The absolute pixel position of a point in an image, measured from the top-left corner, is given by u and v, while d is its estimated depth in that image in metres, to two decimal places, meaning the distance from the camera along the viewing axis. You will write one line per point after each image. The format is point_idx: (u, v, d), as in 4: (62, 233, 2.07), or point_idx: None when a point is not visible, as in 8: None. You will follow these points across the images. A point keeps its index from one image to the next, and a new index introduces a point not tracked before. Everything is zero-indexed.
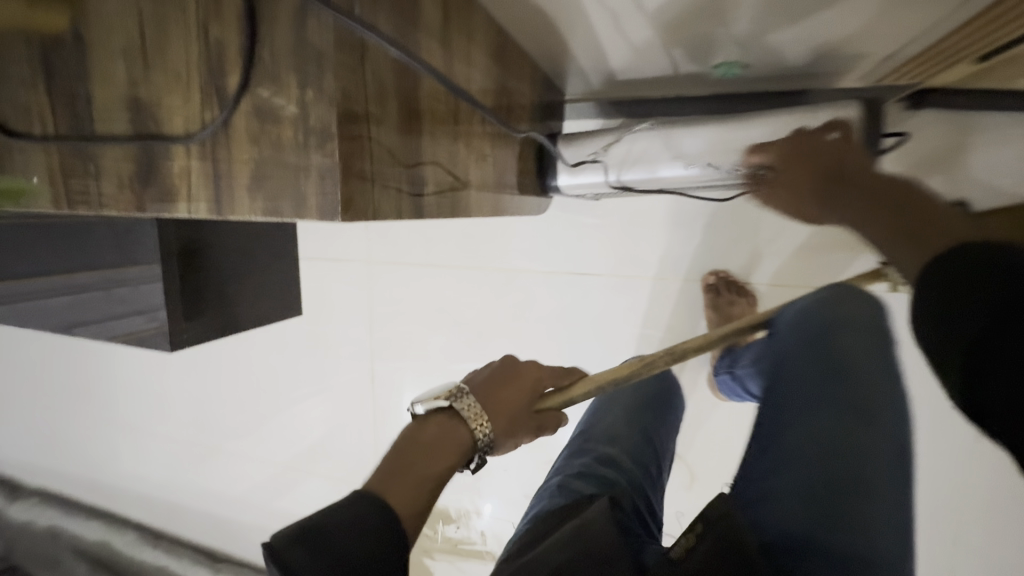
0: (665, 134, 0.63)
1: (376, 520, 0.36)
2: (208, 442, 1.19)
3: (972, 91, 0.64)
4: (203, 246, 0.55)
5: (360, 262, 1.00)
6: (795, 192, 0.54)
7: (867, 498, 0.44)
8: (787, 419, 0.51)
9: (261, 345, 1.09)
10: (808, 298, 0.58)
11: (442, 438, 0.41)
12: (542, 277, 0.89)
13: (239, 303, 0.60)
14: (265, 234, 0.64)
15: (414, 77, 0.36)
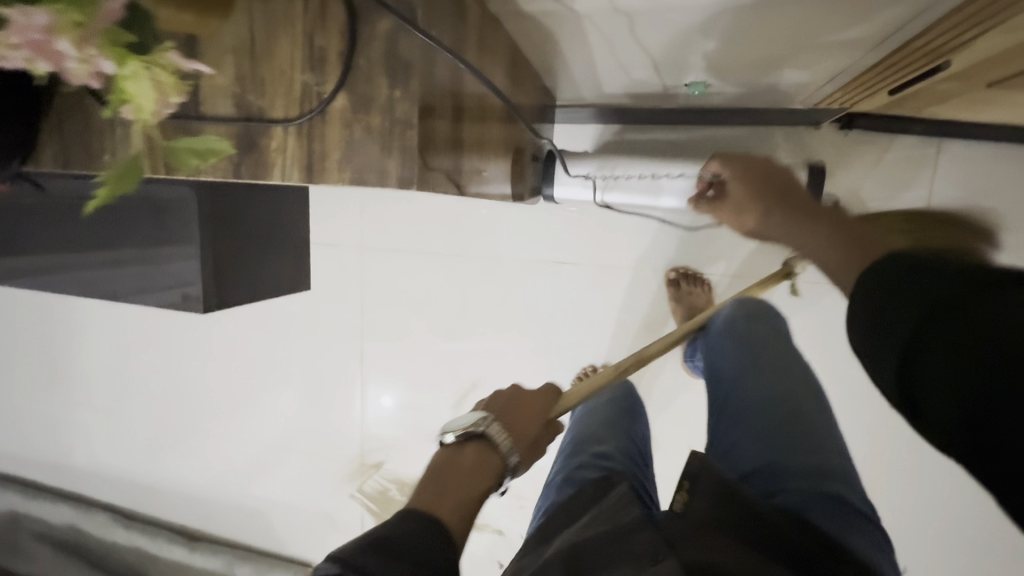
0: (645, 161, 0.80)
1: (433, 528, 0.45)
2: (225, 405, 1.28)
3: (891, 119, 0.81)
4: (223, 216, 0.62)
5: (353, 249, 1.12)
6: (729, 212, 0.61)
7: (815, 452, 0.59)
8: (733, 402, 0.66)
9: (281, 313, 1.19)
10: (734, 309, 0.76)
11: (478, 462, 0.49)
12: (524, 265, 1.03)
13: (239, 275, 0.67)
14: (278, 208, 0.74)
15: (462, 79, 0.49)
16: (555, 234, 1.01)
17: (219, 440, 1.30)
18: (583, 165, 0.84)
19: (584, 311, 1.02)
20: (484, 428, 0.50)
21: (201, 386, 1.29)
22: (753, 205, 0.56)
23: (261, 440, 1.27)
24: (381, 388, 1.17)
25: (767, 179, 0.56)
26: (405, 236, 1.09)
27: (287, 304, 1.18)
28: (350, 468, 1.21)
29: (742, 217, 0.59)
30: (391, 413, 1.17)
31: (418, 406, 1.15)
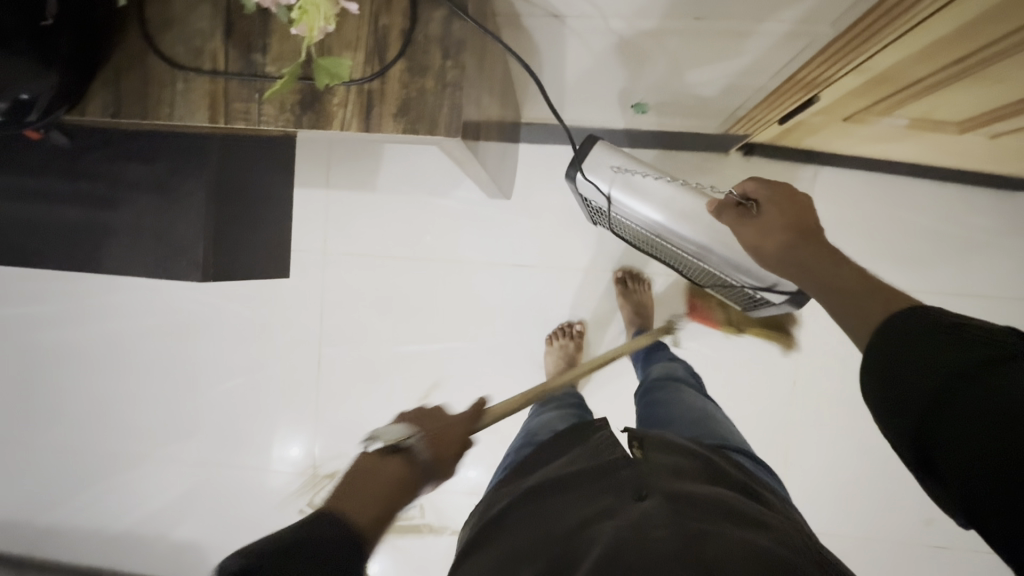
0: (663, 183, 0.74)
1: (341, 525, 0.43)
2: (164, 422, 1.20)
3: (783, 147, 1.01)
4: (234, 188, 0.66)
5: (316, 253, 1.15)
6: (746, 233, 0.59)
7: (731, 445, 0.70)
8: (666, 414, 0.79)
9: (235, 320, 1.17)
10: (666, 360, 0.92)
11: (397, 471, 0.50)
12: (486, 267, 1.12)
13: (238, 249, 0.71)
14: (276, 190, 0.78)
15: (486, 69, 0.58)
16: (517, 240, 1.11)
17: (149, 462, 1.20)
18: (609, 155, 0.75)
19: (542, 310, 1.12)
20: (410, 441, 0.52)
21: (136, 402, 1.20)
22: (776, 240, 0.55)
23: (201, 458, 1.19)
24: (340, 393, 1.16)
25: (796, 218, 0.55)
26: (372, 241, 1.14)
27: (243, 309, 1.17)
28: (300, 480, 1.17)
29: (757, 246, 0.57)
30: (349, 419, 1.16)
31: (377, 410, 1.15)
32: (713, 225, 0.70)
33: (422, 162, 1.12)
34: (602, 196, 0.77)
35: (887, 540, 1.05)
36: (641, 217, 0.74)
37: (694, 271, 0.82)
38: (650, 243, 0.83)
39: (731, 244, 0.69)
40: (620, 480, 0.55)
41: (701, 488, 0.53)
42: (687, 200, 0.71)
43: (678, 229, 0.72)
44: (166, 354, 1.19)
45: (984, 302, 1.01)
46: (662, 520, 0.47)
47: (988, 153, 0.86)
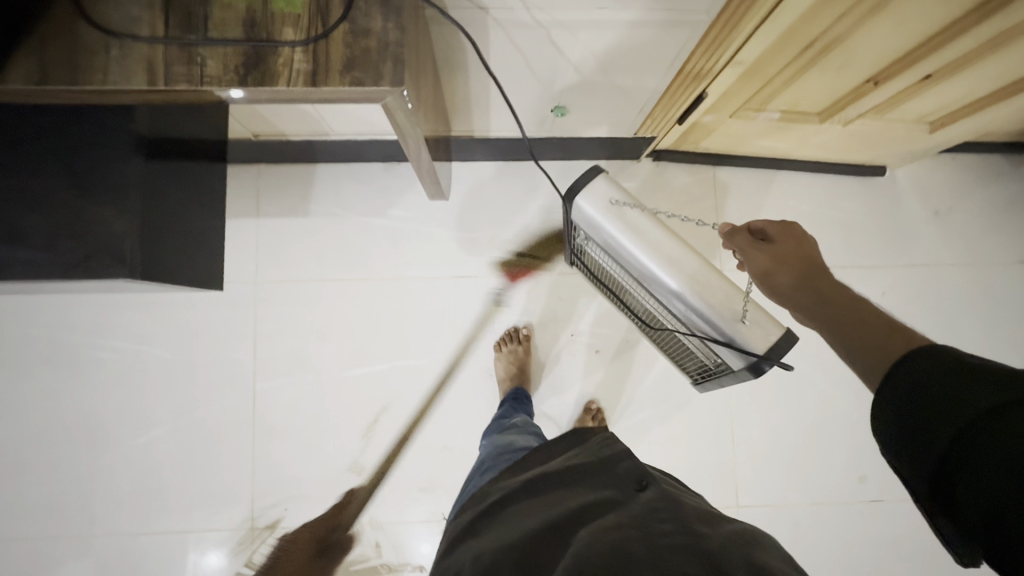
0: (660, 228, 0.74)
1: None
2: (65, 493, 1.04)
3: (682, 151, 1.16)
4: (156, 187, 0.67)
5: (247, 283, 1.10)
6: (760, 260, 0.67)
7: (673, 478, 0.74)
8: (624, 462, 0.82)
9: (154, 364, 1.07)
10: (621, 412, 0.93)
11: None
12: (427, 282, 1.13)
13: (167, 254, 0.72)
14: (207, 203, 0.84)
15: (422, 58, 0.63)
16: (457, 254, 1.14)
17: (46, 546, 1.03)
18: (610, 188, 0.76)
19: (487, 318, 1.13)
20: None
21: (28, 475, 1.04)
22: (789, 273, 0.64)
23: (112, 530, 1.04)
24: (278, 431, 1.08)
25: (804, 256, 0.65)
26: (307, 266, 1.12)
27: (164, 352, 1.08)
28: (236, 537, 1.05)
29: (770, 273, 0.65)
30: (289, 458, 1.07)
31: (323, 443, 1.08)
32: (694, 277, 0.70)
33: (355, 185, 1.13)
34: (590, 225, 0.78)
35: (831, 500, 1.12)
36: (622, 249, 0.74)
37: (657, 322, 0.84)
38: (626, 282, 0.84)
39: (704, 297, 0.69)
40: (621, 477, 0.67)
41: (690, 495, 0.68)
42: (668, 245, 0.72)
43: (656, 269, 0.72)
44: (69, 413, 1.06)
45: (865, 271, 1.17)
46: (660, 511, 0.60)
47: (841, 141, 1.04)
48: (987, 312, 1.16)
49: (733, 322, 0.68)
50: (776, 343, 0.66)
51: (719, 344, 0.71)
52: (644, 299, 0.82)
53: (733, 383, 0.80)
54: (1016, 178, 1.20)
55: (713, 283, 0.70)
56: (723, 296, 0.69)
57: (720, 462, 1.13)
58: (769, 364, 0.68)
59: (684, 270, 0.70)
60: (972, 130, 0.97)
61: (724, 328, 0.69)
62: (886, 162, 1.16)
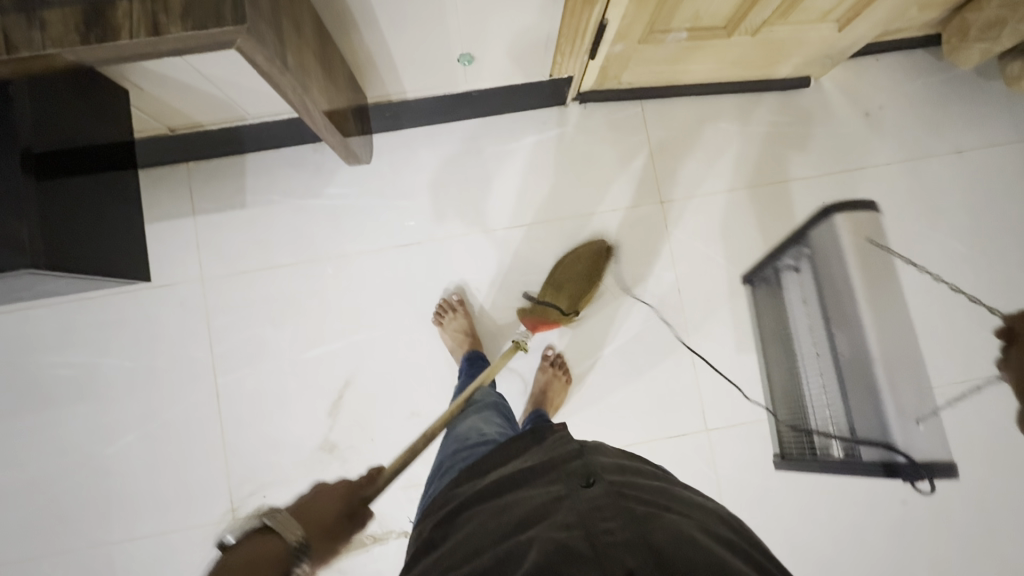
0: (874, 286, 1.01)
1: None
2: (42, 515, 1.05)
3: (605, 90, 1.16)
4: (55, 179, 0.69)
5: (193, 281, 1.11)
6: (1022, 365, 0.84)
7: (638, 462, 0.69)
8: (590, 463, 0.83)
9: (113, 373, 1.08)
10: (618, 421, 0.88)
11: (255, 554, 0.52)
12: (373, 255, 1.14)
13: (76, 246, 0.73)
14: (114, 198, 0.85)
15: (298, 9, 0.65)
16: (397, 223, 1.14)
17: (36, 563, 1.04)
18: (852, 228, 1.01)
19: (436, 280, 1.14)
20: (265, 517, 0.55)
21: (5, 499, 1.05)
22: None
23: (99, 541, 1.05)
24: (245, 423, 1.09)
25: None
26: (250, 256, 1.12)
27: (121, 359, 1.09)
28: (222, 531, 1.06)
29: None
30: (262, 448, 1.08)
31: (291, 427, 1.09)
32: (893, 351, 0.98)
33: (286, 170, 1.13)
34: (824, 250, 1.01)
35: None
36: (851, 297, 0.97)
37: (801, 376, 1.06)
38: (806, 333, 1.03)
39: (893, 373, 0.97)
40: (571, 470, 0.62)
41: (641, 480, 0.62)
42: (894, 306, 1.03)
43: (867, 327, 0.96)
44: (35, 433, 1.07)
45: (804, 184, 1.18)
46: (606, 506, 0.54)
47: (757, 56, 1.05)
48: (930, 207, 1.17)
49: (907, 416, 0.98)
50: (936, 464, 0.97)
51: (878, 433, 0.95)
52: (808, 356, 1.03)
53: (832, 468, 1.02)
54: (942, 69, 1.21)
55: (902, 370, 0.99)
56: (904, 390, 1.00)
57: (687, 390, 1.14)
58: (904, 466, 0.95)
59: (884, 343, 0.96)
60: (877, 24, 0.98)
61: (892, 425, 0.95)
62: (809, 72, 1.17)
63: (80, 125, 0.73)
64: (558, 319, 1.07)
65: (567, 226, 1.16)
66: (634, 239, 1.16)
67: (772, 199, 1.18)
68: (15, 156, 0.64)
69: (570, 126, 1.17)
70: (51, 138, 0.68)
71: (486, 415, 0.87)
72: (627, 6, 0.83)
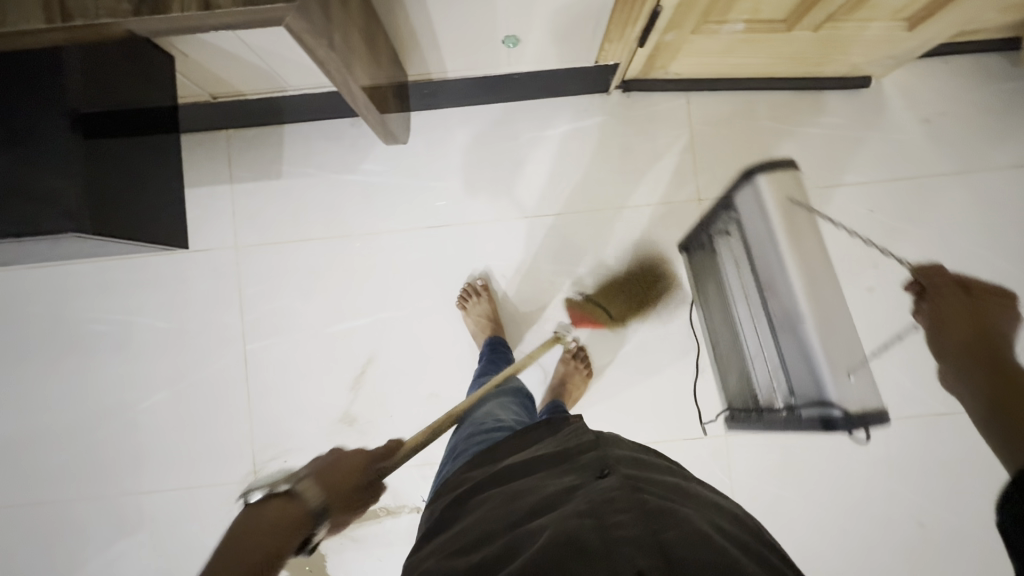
0: (800, 233, 0.86)
1: None
2: (79, 461, 1.11)
3: (651, 80, 1.12)
4: (104, 145, 0.71)
5: (227, 248, 1.13)
6: (943, 307, 0.76)
7: (656, 458, 0.69)
8: None
9: (148, 332, 1.12)
10: None
11: (276, 520, 0.52)
12: (403, 234, 1.14)
13: (119, 211, 0.75)
14: (157, 164, 0.87)
15: None
16: (428, 204, 1.14)
17: (71, 505, 1.10)
18: (792, 184, 0.94)
19: (463, 264, 1.14)
20: (283, 488, 0.55)
21: (46, 442, 1.11)
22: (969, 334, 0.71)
23: (129, 490, 1.10)
24: (270, 389, 1.11)
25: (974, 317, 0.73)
26: (282, 226, 1.13)
27: (156, 318, 1.12)
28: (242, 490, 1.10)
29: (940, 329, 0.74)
30: (283, 415, 1.11)
31: (314, 397, 1.11)
32: (814, 298, 0.82)
33: (321, 143, 1.13)
34: (755, 208, 0.91)
35: None
36: (780, 262, 0.84)
37: (740, 325, 0.95)
38: (734, 280, 0.95)
39: (825, 342, 0.81)
40: (586, 464, 0.62)
41: (657, 476, 0.61)
42: (830, 269, 0.85)
43: (795, 278, 0.82)
44: (75, 384, 1.12)
45: (853, 190, 1.13)
46: (619, 499, 0.54)
47: (816, 52, 0.99)
48: (985, 224, 1.11)
49: (841, 374, 0.82)
50: (869, 414, 0.82)
51: (814, 389, 0.81)
52: (738, 302, 0.94)
53: (778, 427, 0.94)
54: (1015, 77, 1.13)
55: (841, 330, 0.84)
56: (843, 352, 0.83)
57: (709, 393, 1.12)
58: (842, 424, 0.81)
59: (810, 283, 0.83)
60: (953, 24, 0.92)
61: (828, 378, 0.80)
62: (870, 72, 1.11)
63: (126, 88, 0.74)
64: (604, 321, 1.13)
65: (600, 218, 1.14)
66: (666, 235, 1.14)
67: (817, 204, 1.13)
68: (64, 118, 0.65)
69: (612, 115, 1.14)
70: (97, 99, 0.69)
71: (505, 403, 0.87)
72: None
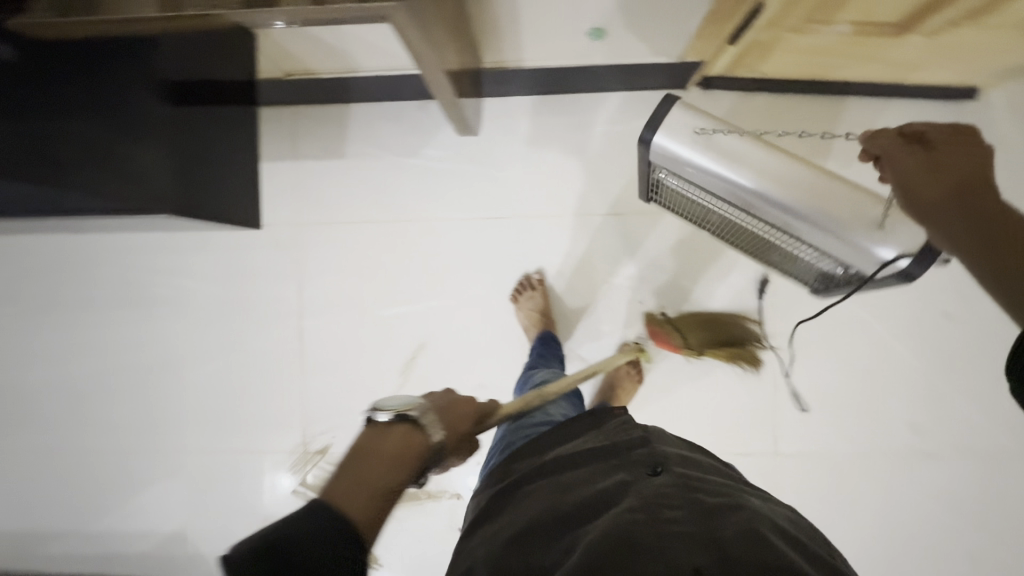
0: (712, 163, 0.70)
1: None
2: (142, 417, 1.17)
3: (734, 78, 1.05)
4: None
5: (289, 224, 1.14)
6: (908, 166, 0.53)
7: (704, 457, 0.67)
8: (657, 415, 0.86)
9: (211, 300, 1.16)
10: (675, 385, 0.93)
11: (401, 446, 0.53)
12: (462, 222, 1.12)
13: None
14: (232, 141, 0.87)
15: None
16: (490, 194, 1.12)
17: (135, 459, 1.16)
18: (689, 117, 0.71)
19: (520, 256, 1.12)
20: (413, 413, 0.55)
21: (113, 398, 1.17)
22: (943, 185, 0.50)
23: (188, 450, 1.16)
24: (323, 365, 1.14)
25: (959, 169, 0.50)
26: (343, 206, 1.13)
27: (218, 287, 1.15)
28: (293, 460, 1.14)
29: (915, 187, 0.52)
30: (334, 392, 1.14)
31: (366, 376, 1.13)
32: (800, 185, 0.67)
33: (385, 124, 1.12)
34: (673, 160, 0.73)
35: (880, 449, 1.07)
36: (725, 181, 0.70)
37: (746, 239, 0.80)
38: (711, 210, 0.78)
39: (825, 207, 0.67)
40: (635, 460, 0.61)
41: (708, 476, 0.60)
42: (793, 162, 0.69)
43: (770, 195, 0.68)
44: (142, 344, 1.17)
45: None
46: (672, 498, 0.53)
47: (924, 60, 0.92)
48: None
49: (869, 229, 0.65)
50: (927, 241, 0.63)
51: (857, 261, 0.67)
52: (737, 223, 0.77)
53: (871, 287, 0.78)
54: None
55: (833, 189, 0.67)
56: (849, 207, 0.66)
57: (763, 409, 1.09)
58: (922, 264, 0.64)
59: (793, 185, 0.67)
60: None
61: (861, 240, 0.65)
62: (978, 82, 1.02)
63: None
64: (677, 344, 1.03)
65: (665, 221, 1.10)
66: None
67: None
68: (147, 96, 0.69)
69: None
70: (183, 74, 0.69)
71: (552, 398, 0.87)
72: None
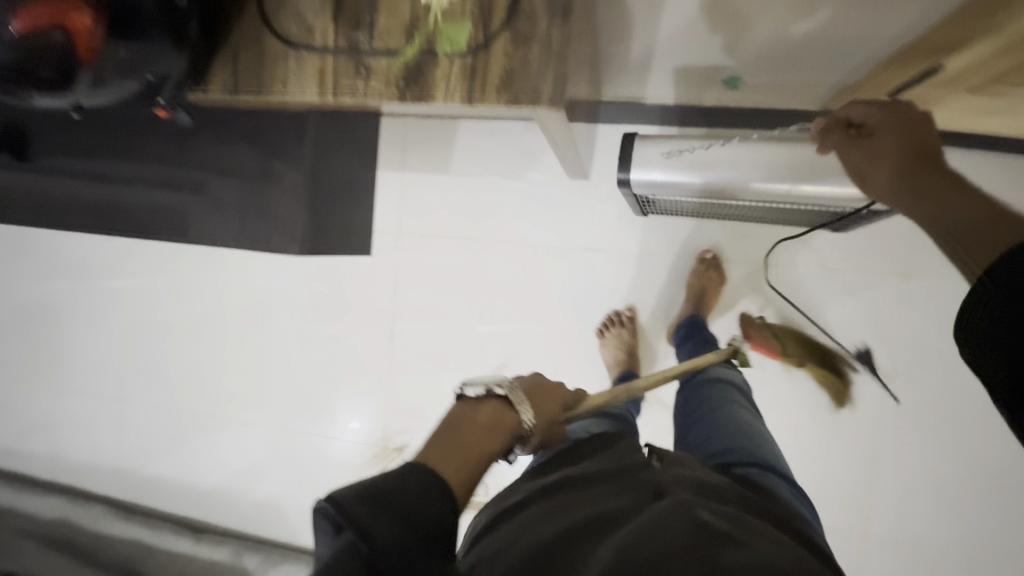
0: (689, 173, 0.79)
1: None
2: (246, 389, 1.29)
3: None
4: None
5: (390, 232, 1.19)
6: (855, 158, 0.52)
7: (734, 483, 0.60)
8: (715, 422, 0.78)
9: (314, 294, 1.24)
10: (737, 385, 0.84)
11: (494, 419, 0.52)
12: (557, 249, 1.11)
13: None
14: None
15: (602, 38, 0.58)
16: (589, 222, 1.09)
17: (237, 427, 1.29)
18: (656, 146, 0.81)
19: (611, 291, 1.10)
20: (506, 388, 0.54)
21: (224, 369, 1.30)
22: (898, 159, 0.47)
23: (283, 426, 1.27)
24: (409, 370, 1.20)
25: (913, 140, 0.47)
26: (441, 221, 1.16)
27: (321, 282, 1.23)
28: (373, 451, 1.22)
29: (868, 175, 0.50)
30: (417, 395, 1.20)
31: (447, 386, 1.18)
32: (788, 166, 0.73)
33: (491, 145, 1.12)
34: (653, 184, 0.83)
35: (979, 540, 0.99)
36: (712, 190, 0.79)
37: (767, 212, 0.88)
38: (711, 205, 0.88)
39: (820, 175, 0.72)
40: (639, 482, 0.54)
41: (721, 503, 0.53)
42: (769, 148, 0.75)
43: (764, 186, 0.75)
44: (251, 325, 1.28)
45: None
46: (679, 525, 0.46)
47: None
48: None
49: None
50: None
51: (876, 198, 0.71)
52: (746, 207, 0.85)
53: None
54: None
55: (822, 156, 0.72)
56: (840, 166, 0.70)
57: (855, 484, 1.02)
58: None
59: (776, 170, 0.74)
60: None
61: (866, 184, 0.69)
62: None
63: None
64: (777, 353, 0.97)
65: (772, 273, 1.03)
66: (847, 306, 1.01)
67: None
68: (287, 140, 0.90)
69: None
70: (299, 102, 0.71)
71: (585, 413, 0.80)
72: (975, 78, 0.64)
